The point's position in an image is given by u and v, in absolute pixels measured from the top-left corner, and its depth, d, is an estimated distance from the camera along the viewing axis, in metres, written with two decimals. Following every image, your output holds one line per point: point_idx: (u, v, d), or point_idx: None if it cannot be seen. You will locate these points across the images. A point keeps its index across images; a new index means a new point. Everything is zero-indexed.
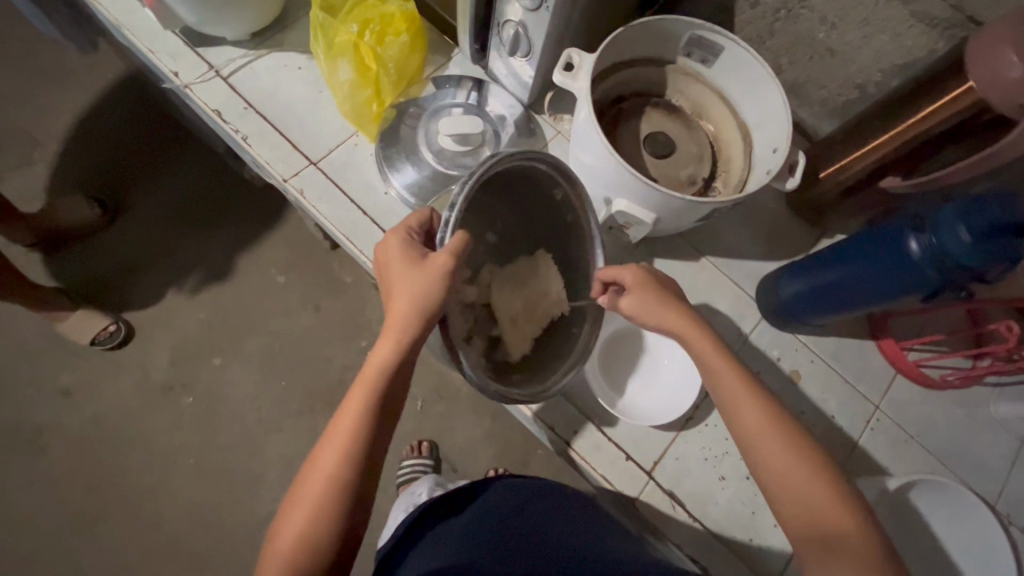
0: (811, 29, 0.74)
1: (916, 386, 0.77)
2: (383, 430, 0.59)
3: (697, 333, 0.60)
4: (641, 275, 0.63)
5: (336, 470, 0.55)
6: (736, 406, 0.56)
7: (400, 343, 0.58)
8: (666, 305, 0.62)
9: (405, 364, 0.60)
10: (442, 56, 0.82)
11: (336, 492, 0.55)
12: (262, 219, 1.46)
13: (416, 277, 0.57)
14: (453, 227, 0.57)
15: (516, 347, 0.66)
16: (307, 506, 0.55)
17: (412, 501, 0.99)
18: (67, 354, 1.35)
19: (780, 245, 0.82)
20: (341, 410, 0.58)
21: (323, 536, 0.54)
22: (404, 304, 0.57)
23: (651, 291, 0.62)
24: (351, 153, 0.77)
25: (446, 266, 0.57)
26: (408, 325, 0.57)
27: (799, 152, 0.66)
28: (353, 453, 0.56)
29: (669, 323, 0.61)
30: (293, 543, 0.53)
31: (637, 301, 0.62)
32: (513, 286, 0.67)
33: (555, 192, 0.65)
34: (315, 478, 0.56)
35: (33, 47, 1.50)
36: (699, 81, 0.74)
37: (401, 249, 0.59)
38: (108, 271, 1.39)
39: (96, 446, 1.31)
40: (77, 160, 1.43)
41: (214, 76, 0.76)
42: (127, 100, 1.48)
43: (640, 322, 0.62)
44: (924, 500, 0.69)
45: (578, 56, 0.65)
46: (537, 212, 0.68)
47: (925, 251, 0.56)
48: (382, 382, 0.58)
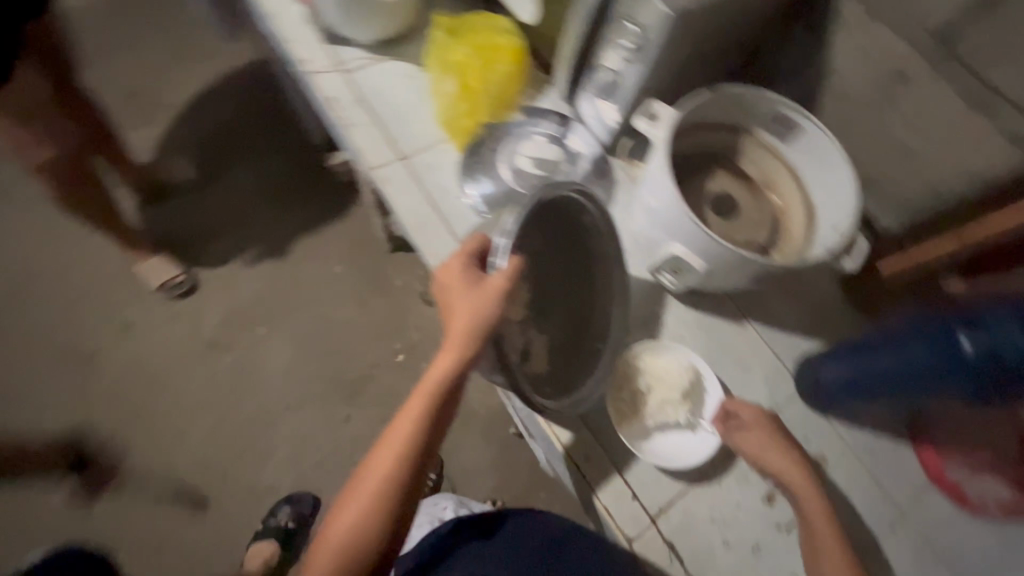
0: (892, 128, 0.76)
1: (950, 504, 0.73)
2: (433, 435, 0.64)
3: (792, 472, 0.67)
4: (761, 415, 0.71)
5: (391, 471, 0.61)
6: (817, 559, 0.64)
7: (458, 360, 0.61)
8: (776, 447, 0.69)
9: (460, 378, 0.63)
10: (534, 90, 0.89)
11: (386, 492, 0.61)
12: (335, 209, 1.57)
13: (474, 298, 0.61)
14: (507, 253, 0.61)
15: (542, 361, 0.69)
16: (360, 499, 0.61)
17: (435, 516, 0.94)
18: (134, 294, 1.46)
19: (830, 328, 0.81)
20: (397, 417, 0.64)
21: (374, 528, 0.60)
22: (461, 325, 0.61)
23: (772, 432, 0.70)
24: (436, 156, 0.84)
25: (499, 289, 0.61)
26: (464, 345, 0.61)
27: (862, 237, 0.68)
28: (404, 455, 0.62)
29: (773, 465, 0.68)
30: (347, 530, 0.60)
31: (751, 438, 0.69)
32: (538, 309, 0.71)
33: (586, 216, 0.70)
34: (369, 476, 0.62)
35: (184, 27, 1.72)
36: (773, 155, 0.78)
37: (460, 271, 0.63)
38: (191, 229, 1.52)
39: (134, 382, 1.40)
40: (194, 128, 1.61)
41: (336, 70, 0.86)
42: (247, 86, 1.66)
43: (746, 454, 0.69)
44: None
45: (661, 109, 0.70)
46: (579, 244, 0.72)
47: (977, 350, 0.55)
48: (437, 393, 0.63)
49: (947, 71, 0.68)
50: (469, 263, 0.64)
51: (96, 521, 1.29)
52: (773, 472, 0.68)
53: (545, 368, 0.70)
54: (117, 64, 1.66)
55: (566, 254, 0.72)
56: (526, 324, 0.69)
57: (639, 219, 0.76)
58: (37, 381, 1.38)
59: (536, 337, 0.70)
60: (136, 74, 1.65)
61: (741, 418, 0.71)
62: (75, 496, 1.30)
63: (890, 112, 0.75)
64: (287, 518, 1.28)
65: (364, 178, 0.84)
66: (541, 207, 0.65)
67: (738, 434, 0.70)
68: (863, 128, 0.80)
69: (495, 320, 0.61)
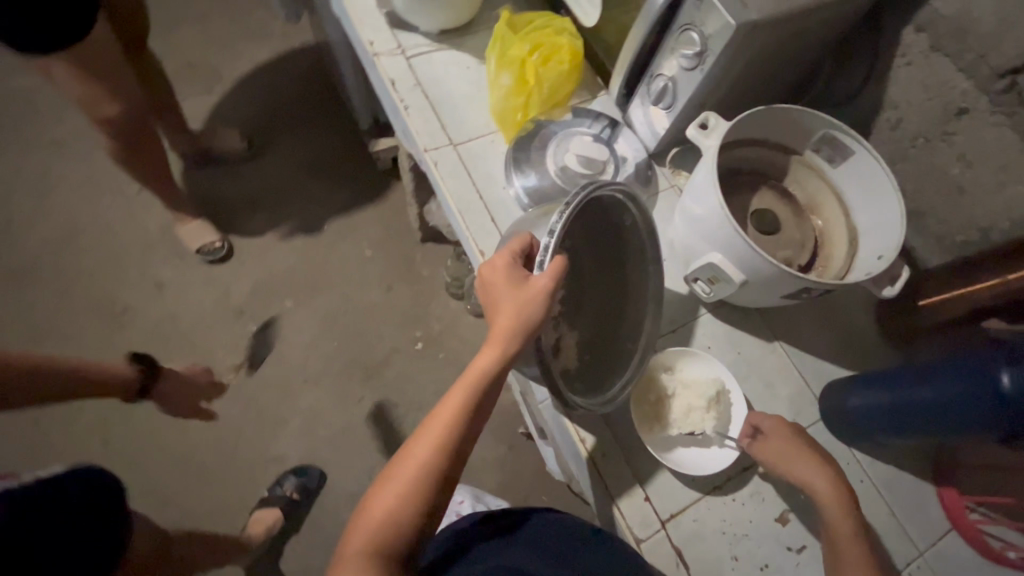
0: (945, 164, 0.76)
1: (969, 549, 0.72)
2: (472, 428, 0.62)
3: (816, 480, 0.66)
4: (785, 424, 0.71)
5: (422, 471, 0.58)
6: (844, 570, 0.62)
7: (501, 357, 0.62)
8: (801, 456, 0.68)
9: (501, 373, 0.63)
10: (587, 92, 0.91)
11: (416, 493, 0.58)
12: (373, 194, 1.61)
13: (520, 297, 0.61)
14: (552, 253, 0.61)
15: (572, 357, 0.70)
16: (387, 501, 0.57)
17: (455, 510, 0.99)
18: (174, 254, 1.51)
19: (857, 356, 0.81)
20: (437, 406, 0.62)
21: (401, 531, 0.57)
22: (509, 320, 0.62)
23: (800, 441, 0.69)
24: (485, 146, 0.86)
25: (547, 287, 0.61)
26: (509, 340, 0.62)
27: (904, 266, 0.67)
28: (445, 445, 0.60)
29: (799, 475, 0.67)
30: (381, 522, 0.56)
31: (774, 447, 0.69)
32: (573, 303, 0.70)
33: (624, 218, 0.69)
34: (406, 465, 0.59)
35: (250, 6, 1.79)
36: (819, 178, 0.78)
37: (504, 270, 0.64)
38: (235, 198, 1.58)
39: (163, 339, 1.44)
40: (249, 102, 1.66)
41: (399, 54, 0.89)
42: (302, 68, 1.71)
43: (768, 461, 0.68)
44: None
45: (714, 119, 0.71)
46: (608, 241, 0.70)
47: (1018, 385, 0.54)
48: (474, 391, 0.62)
49: (1010, 111, 0.67)
50: (514, 262, 0.64)
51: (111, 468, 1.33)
52: (798, 478, 0.67)
53: (574, 365, 0.70)
54: (182, 34, 1.73)
55: (609, 256, 0.71)
56: (560, 319, 0.69)
57: (680, 226, 0.76)
58: (73, 327, 1.43)
59: (569, 333, 0.70)
60: (199, 45, 1.72)
61: (762, 428, 0.71)
62: (95, 441, 1.35)
63: (943, 148, 0.75)
64: (291, 489, 1.30)
65: (415, 159, 0.86)
66: (586, 206, 0.65)
67: (761, 443, 0.70)
68: (912, 161, 0.79)
69: (540, 319, 0.61)
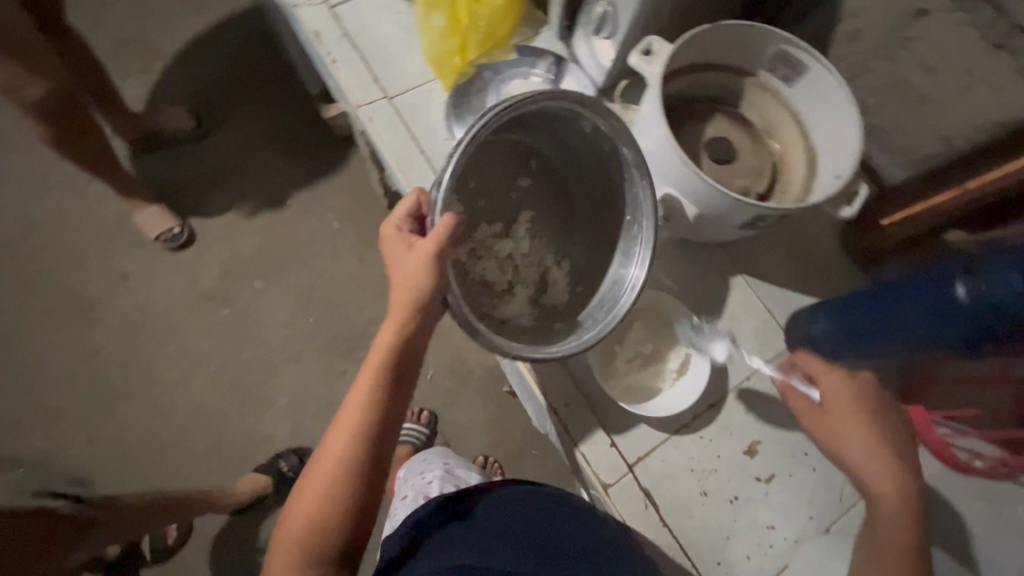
0: (908, 71, 0.71)
1: (939, 464, 0.72)
2: (390, 406, 0.60)
3: (881, 476, 0.64)
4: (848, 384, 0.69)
5: (342, 456, 0.57)
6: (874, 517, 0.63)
7: (401, 325, 0.60)
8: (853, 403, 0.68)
9: (410, 344, 0.61)
10: (530, 29, 0.85)
11: (340, 478, 0.57)
12: (332, 162, 1.53)
13: (408, 263, 0.60)
14: (441, 212, 0.59)
15: (561, 293, 0.75)
16: (313, 490, 0.57)
17: (422, 491, 0.81)
18: (135, 243, 1.45)
19: (822, 283, 0.79)
20: (349, 396, 0.60)
21: (336, 515, 0.56)
22: (402, 294, 0.60)
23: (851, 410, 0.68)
24: (424, 96, 0.81)
25: (436, 248, 0.59)
26: (404, 315, 0.60)
27: (863, 184, 0.64)
28: (360, 433, 0.58)
29: (846, 429, 0.67)
30: (308, 520, 0.56)
31: (829, 394, 0.69)
32: (560, 237, 0.77)
33: (584, 124, 0.67)
34: (325, 461, 0.58)
35: None
36: (775, 100, 0.74)
37: (396, 239, 0.62)
38: (191, 179, 1.50)
39: (136, 330, 1.41)
40: (191, 73, 1.56)
41: (321, 3, 0.82)
42: (244, 29, 1.59)
43: (823, 428, 0.68)
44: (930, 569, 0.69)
45: (659, 45, 0.66)
46: (597, 169, 0.73)
47: (972, 296, 0.52)
48: (385, 366, 0.60)
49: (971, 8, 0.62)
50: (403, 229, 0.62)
51: (101, 463, 1.33)
52: (845, 452, 0.67)
53: (563, 301, 0.74)
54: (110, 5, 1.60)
55: (598, 190, 0.74)
56: (547, 257, 0.76)
57: None
58: (44, 328, 1.40)
59: (557, 269, 0.75)
60: (130, 16, 1.59)
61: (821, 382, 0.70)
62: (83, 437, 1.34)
63: (904, 55, 0.70)
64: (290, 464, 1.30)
65: (350, 118, 0.82)
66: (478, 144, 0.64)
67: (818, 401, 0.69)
68: (875, 73, 0.75)
69: (435, 284, 0.59)
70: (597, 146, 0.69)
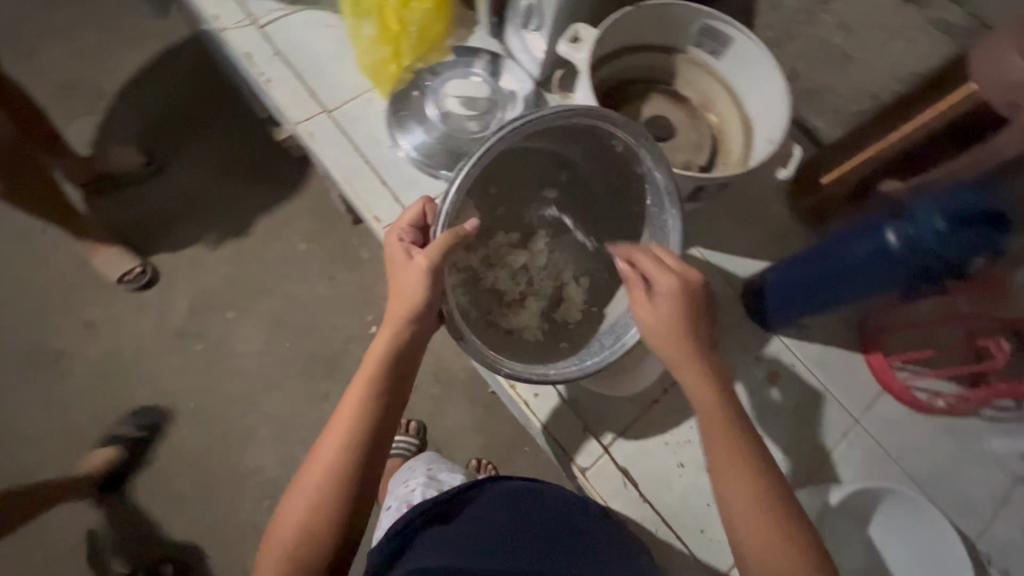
0: (828, 34, 0.74)
1: (904, 408, 0.74)
2: (386, 415, 0.58)
3: (700, 390, 0.53)
4: (687, 283, 0.55)
5: (334, 465, 0.55)
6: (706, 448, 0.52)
7: (397, 334, 0.59)
8: (686, 321, 0.54)
9: (405, 353, 0.60)
10: (464, 30, 0.86)
11: (336, 485, 0.55)
12: (292, 179, 1.45)
13: (405, 273, 0.58)
14: (444, 227, 0.59)
15: (574, 311, 0.75)
16: (305, 496, 0.55)
17: (405, 500, 0.80)
18: (96, 288, 1.35)
19: (773, 246, 0.81)
20: (342, 403, 0.59)
21: (328, 524, 0.54)
22: (398, 303, 0.59)
23: (680, 316, 0.54)
24: (363, 106, 0.81)
25: (431, 261, 0.58)
26: (400, 324, 0.59)
27: (795, 145, 0.68)
28: (353, 442, 0.56)
29: (671, 353, 0.54)
30: (294, 529, 0.54)
31: (656, 312, 0.54)
32: (583, 252, 0.78)
33: (614, 143, 0.64)
34: (313, 467, 0.56)
35: None
36: (707, 73, 0.76)
37: (397, 247, 0.60)
38: (145, 217, 1.40)
39: (106, 378, 1.30)
40: (133, 102, 1.46)
41: (251, 24, 0.82)
42: (184, 63, 1.50)
43: (650, 337, 0.55)
44: (902, 525, 0.68)
45: (584, 31, 0.67)
46: (619, 183, 0.72)
47: (902, 242, 0.55)
48: (380, 373, 0.59)
49: None
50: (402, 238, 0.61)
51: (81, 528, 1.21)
52: (672, 363, 0.54)
53: (574, 319, 0.75)
54: (32, 41, 1.49)
55: (621, 208, 0.73)
56: (564, 268, 0.77)
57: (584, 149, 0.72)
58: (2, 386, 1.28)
59: (573, 286, 0.76)
60: (62, 49, 1.49)
61: (656, 281, 0.55)
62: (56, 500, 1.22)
63: (824, 19, 0.73)
64: (137, 428, 1.24)
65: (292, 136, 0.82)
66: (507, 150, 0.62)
67: (641, 305, 0.56)
68: (799, 39, 0.77)
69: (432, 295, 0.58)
70: (625, 165, 0.67)
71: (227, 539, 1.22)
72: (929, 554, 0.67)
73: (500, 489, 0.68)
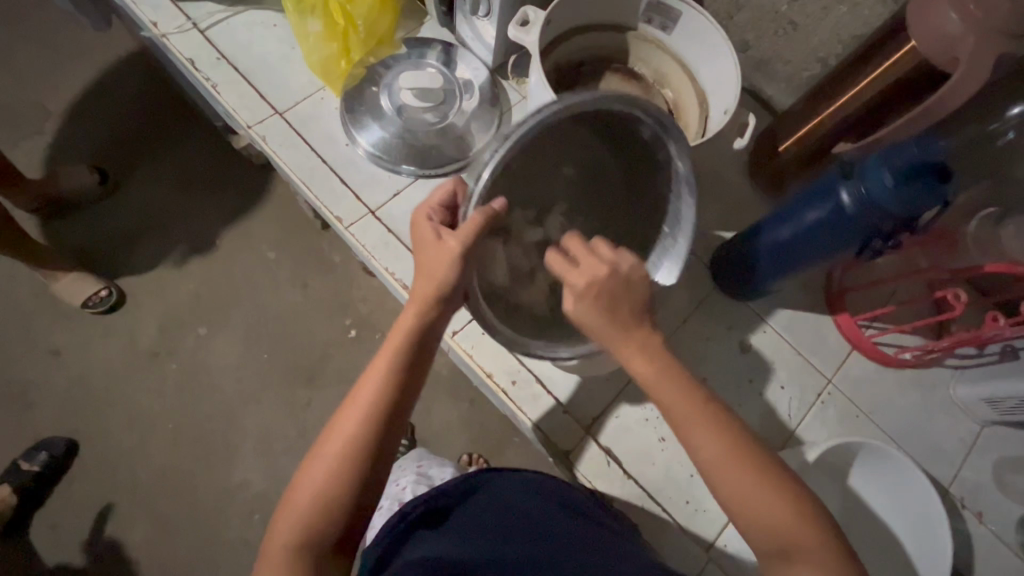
0: (774, 2, 0.75)
1: (873, 364, 0.77)
2: (406, 403, 0.56)
3: (638, 365, 0.50)
4: (595, 279, 0.50)
5: (350, 444, 0.52)
6: (666, 414, 0.50)
7: (421, 319, 0.56)
8: (605, 311, 0.50)
9: (427, 339, 0.57)
10: (414, 21, 0.85)
11: (351, 464, 0.52)
12: (255, 187, 1.41)
13: (437, 252, 0.55)
14: (478, 203, 0.54)
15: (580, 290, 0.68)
16: (321, 469, 0.52)
17: (396, 499, 0.80)
18: (59, 315, 1.30)
19: (736, 217, 0.82)
20: (361, 380, 0.56)
21: (337, 504, 0.52)
22: (427, 284, 0.56)
23: (601, 308, 0.50)
24: (316, 105, 0.80)
25: (461, 246, 0.54)
26: (427, 306, 0.56)
27: (749, 116, 0.68)
28: (374, 422, 0.53)
29: (606, 338, 0.50)
30: (312, 502, 0.51)
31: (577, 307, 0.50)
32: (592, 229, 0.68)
33: (642, 130, 0.61)
34: (331, 444, 0.53)
35: (38, 4, 1.49)
36: (660, 49, 0.76)
37: (426, 224, 0.57)
38: (104, 237, 1.35)
39: (76, 405, 1.26)
40: (81, 119, 1.41)
41: (192, 28, 0.80)
42: (133, 76, 1.45)
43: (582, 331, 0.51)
44: (880, 476, 0.70)
45: (533, 13, 0.67)
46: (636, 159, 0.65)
47: (856, 199, 0.56)
48: (405, 356, 0.56)
49: None
50: (432, 214, 0.57)
51: (63, 560, 1.17)
52: (610, 342, 0.51)
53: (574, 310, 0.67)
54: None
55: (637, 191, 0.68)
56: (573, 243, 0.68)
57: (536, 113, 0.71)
58: None
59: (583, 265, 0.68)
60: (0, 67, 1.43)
61: (574, 278, 0.51)
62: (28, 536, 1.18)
63: None
64: (38, 463, 1.17)
65: (245, 140, 0.80)
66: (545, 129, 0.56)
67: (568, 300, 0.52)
68: (747, 9, 0.78)
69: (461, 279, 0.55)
70: (648, 153, 0.64)
71: (217, 559, 1.19)
72: (907, 503, 0.68)
73: (506, 479, 0.68)
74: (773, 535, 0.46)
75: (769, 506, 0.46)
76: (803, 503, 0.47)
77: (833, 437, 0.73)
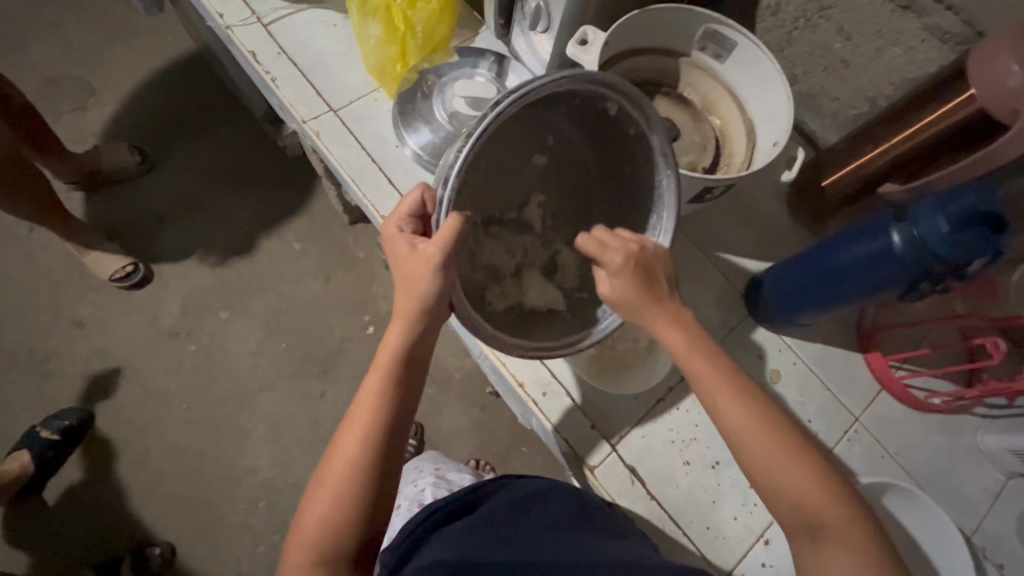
0: (827, 39, 0.76)
1: (901, 406, 0.77)
2: (402, 416, 0.56)
3: (670, 335, 0.54)
4: (630, 255, 0.54)
5: (355, 465, 0.53)
6: (707, 390, 0.52)
7: (408, 336, 0.56)
8: (651, 292, 0.54)
9: (417, 350, 0.57)
10: (468, 31, 0.87)
11: (358, 484, 0.52)
12: (286, 177, 1.43)
13: (410, 272, 0.55)
14: (447, 209, 0.53)
15: (571, 276, 0.67)
16: (329, 492, 0.52)
17: (415, 499, 0.81)
18: (85, 288, 1.32)
19: (770, 247, 0.83)
20: (355, 402, 0.56)
21: (346, 525, 0.52)
22: (409, 297, 0.55)
23: (636, 282, 0.54)
24: (370, 106, 0.82)
25: (441, 253, 0.53)
26: (413, 320, 0.56)
27: (800, 149, 0.71)
28: (374, 434, 0.54)
29: (651, 319, 0.54)
30: (321, 524, 0.51)
31: (617, 288, 0.54)
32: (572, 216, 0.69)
33: (608, 106, 0.58)
34: (335, 464, 0.53)
35: None
36: (711, 77, 0.77)
37: (397, 239, 0.57)
38: (136, 216, 1.37)
39: (94, 378, 1.27)
40: (124, 98, 1.44)
41: (256, 21, 0.82)
42: (178, 61, 1.48)
43: (617, 310, 0.55)
44: (911, 523, 0.68)
45: (593, 34, 0.68)
46: (610, 140, 0.63)
47: (907, 242, 0.56)
48: (393, 372, 0.56)
49: None
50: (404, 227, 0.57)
51: (69, 530, 1.18)
52: (646, 322, 0.55)
53: (563, 304, 0.66)
54: (17, 34, 1.45)
55: (616, 169, 0.65)
56: (551, 233, 0.69)
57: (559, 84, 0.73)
58: None
59: (568, 250, 0.68)
60: (51, 42, 1.46)
61: (601, 262, 0.55)
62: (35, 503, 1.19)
63: (823, 25, 0.75)
64: (55, 432, 1.16)
65: (298, 133, 0.82)
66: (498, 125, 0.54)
67: (603, 281, 0.56)
68: (797, 45, 0.80)
69: (441, 289, 0.55)
70: (622, 130, 0.60)
71: (220, 543, 1.20)
72: (934, 550, 0.68)
73: (512, 488, 0.69)
74: (811, 515, 0.47)
75: (807, 487, 0.48)
76: (840, 497, 0.48)
77: (862, 476, 0.73)
